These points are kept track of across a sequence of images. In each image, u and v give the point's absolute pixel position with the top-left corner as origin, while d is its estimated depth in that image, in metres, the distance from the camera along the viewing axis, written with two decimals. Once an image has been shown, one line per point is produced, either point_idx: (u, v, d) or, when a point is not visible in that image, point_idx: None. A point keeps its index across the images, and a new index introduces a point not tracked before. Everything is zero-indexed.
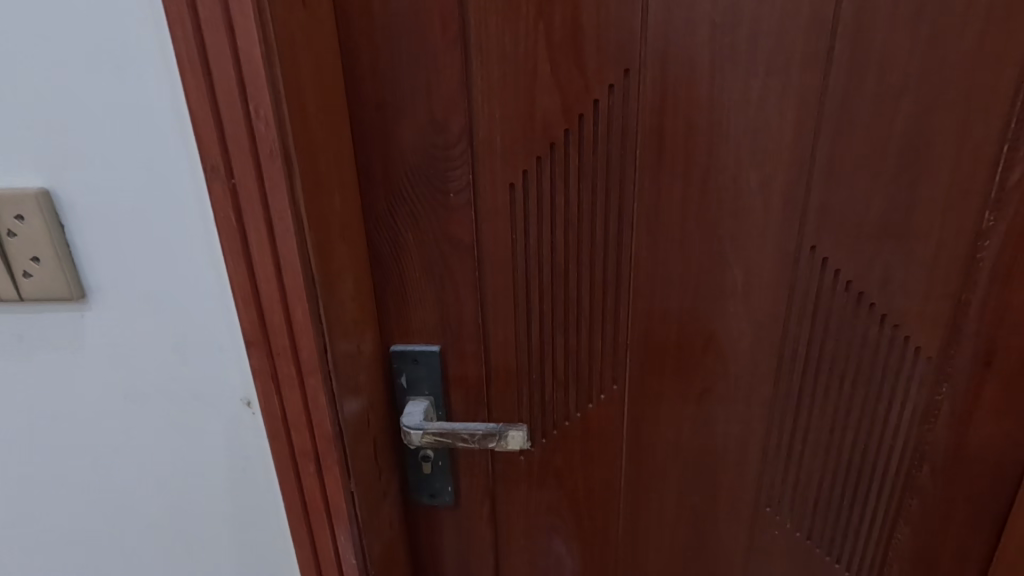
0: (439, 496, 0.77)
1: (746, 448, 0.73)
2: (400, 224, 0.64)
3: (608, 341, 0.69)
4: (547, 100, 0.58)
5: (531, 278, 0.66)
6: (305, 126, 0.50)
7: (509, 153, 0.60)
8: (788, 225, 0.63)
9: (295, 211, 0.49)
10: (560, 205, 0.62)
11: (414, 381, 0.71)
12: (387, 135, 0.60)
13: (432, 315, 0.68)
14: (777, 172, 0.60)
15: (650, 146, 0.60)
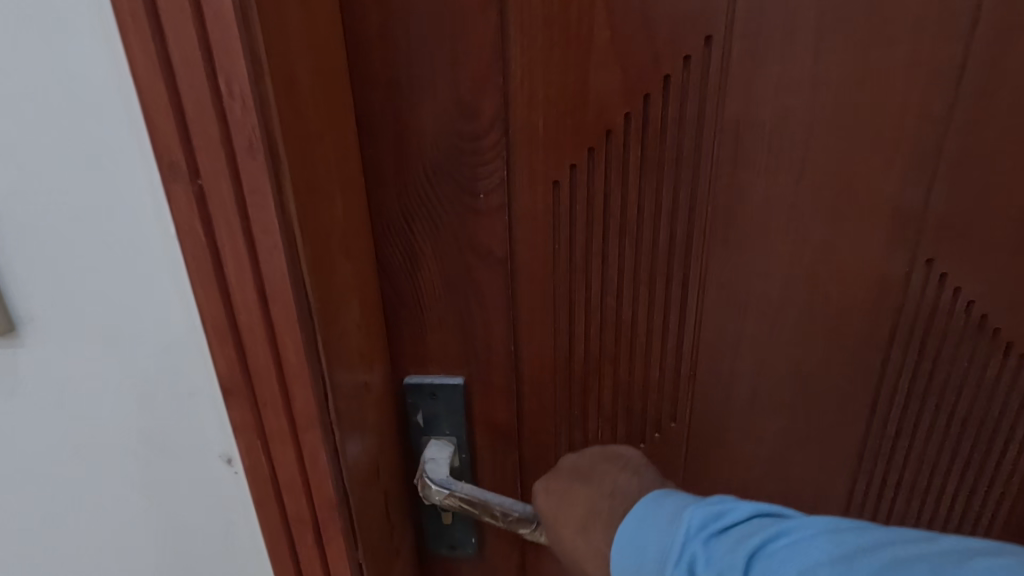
0: (460, 548, 0.66)
1: (826, 493, 0.62)
2: (417, 232, 0.52)
3: (667, 370, 0.57)
4: (603, 76, 0.46)
5: (576, 298, 0.54)
6: (297, 107, 0.38)
7: (553, 145, 0.48)
8: (900, 233, 0.50)
9: (284, 221, 0.37)
10: (615, 208, 0.50)
11: (432, 419, 0.58)
12: (401, 121, 0.48)
13: (455, 342, 0.56)
14: (892, 166, 0.48)
15: (730, 134, 0.48)
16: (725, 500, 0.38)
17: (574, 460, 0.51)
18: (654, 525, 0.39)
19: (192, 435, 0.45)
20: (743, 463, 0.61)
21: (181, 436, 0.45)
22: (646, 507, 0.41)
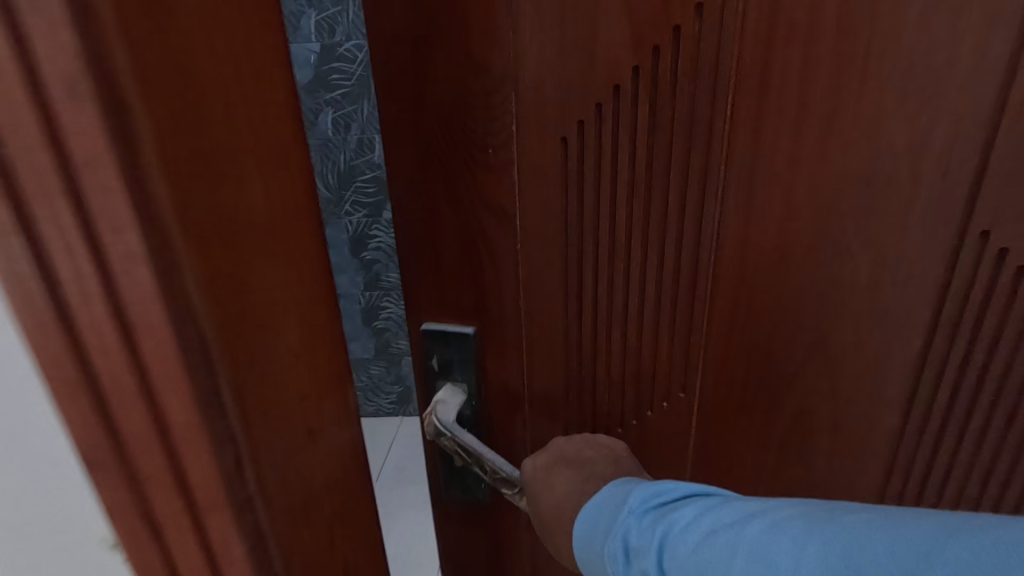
0: (472, 492, 0.67)
1: (858, 478, 0.59)
2: (431, 184, 0.53)
3: (676, 338, 0.56)
4: (610, 30, 0.45)
5: (587, 256, 0.54)
6: (174, 46, 0.28)
7: (561, 101, 0.48)
8: (946, 199, 0.46)
9: (143, 214, 0.27)
10: (624, 167, 0.50)
11: (448, 363, 0.60)
12: (413, 77, 0.50)
13: (466, 295, 0.57)
14: (933, 124, 0.44)
15: (747, 88, 0.46)
16: (664, 481, 0.41)
17: (564, 445, 0.54)
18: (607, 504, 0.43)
19: (46, 485, 0.37)
20: (762, 443, 0.59)
21: (35, 485, 0.37)
22: (607, 494, 0.44)
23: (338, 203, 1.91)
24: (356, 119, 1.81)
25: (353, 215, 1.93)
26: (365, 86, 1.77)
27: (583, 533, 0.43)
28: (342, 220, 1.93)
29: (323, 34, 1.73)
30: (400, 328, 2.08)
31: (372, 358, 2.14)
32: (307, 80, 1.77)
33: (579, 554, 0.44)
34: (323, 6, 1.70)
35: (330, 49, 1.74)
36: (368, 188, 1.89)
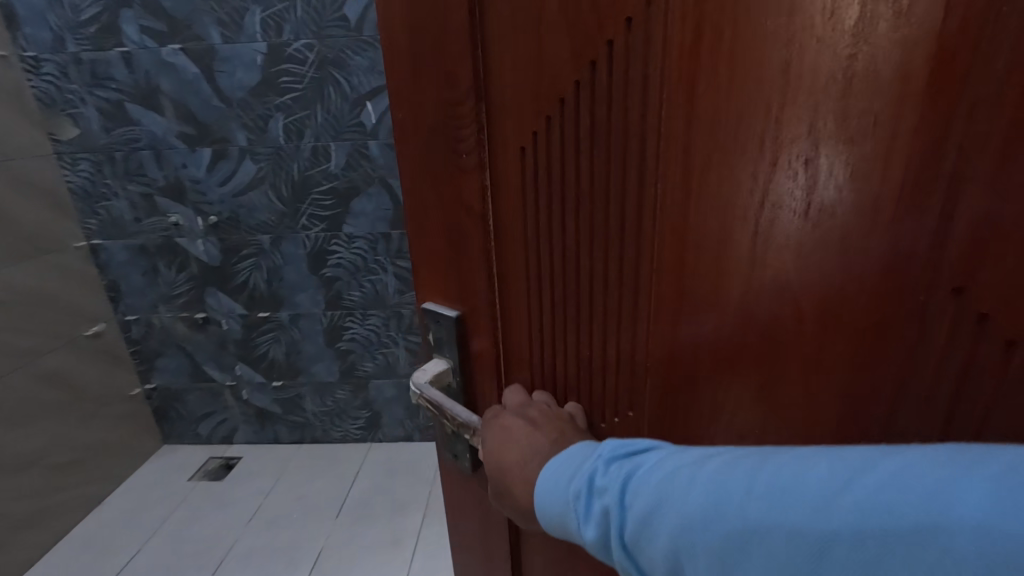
0: (459, 460, 0.63)
1: None
2: (419, 175, 0.52)
3: (626, 350, 0.48)
4: (554, 47, 0.40)
5: (540, 252, 0.49)
6: None
7: (516, 111, 0.45)
8: (912, 254, 0.30)
9: None
10: (556, 164, 0.45)
11: (440, 341, 0.59)
12: (408, 90, 0.49)
13: (449, 280, 0.55)
14: (888, 131, 0.29)
15: (675, 100, 0.36)
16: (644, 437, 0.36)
17: (531, 413, 0.50)
18: (574, 457, 0.38)
19: None
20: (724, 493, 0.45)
21: None
22: (578, 449, 0.39)
23: (293, 216, 1.74)
24: (309, 125, 1.61)
25: (310, 230, 1.75)
26: (316, 91, 1.56)
27: (542, 491, 0.38)
28: (299, 234, 1.76)
29: (269, 33, 1.51)
30: (366, 349, 1.93)
31: (337, 381, 2.01)
32: (254, 83, 1.58)
33: (538, 499, 0.39)
34: (267, 2, 1.48)
35: (277, 51, 1.53)
36: (325, 200, 1.70)
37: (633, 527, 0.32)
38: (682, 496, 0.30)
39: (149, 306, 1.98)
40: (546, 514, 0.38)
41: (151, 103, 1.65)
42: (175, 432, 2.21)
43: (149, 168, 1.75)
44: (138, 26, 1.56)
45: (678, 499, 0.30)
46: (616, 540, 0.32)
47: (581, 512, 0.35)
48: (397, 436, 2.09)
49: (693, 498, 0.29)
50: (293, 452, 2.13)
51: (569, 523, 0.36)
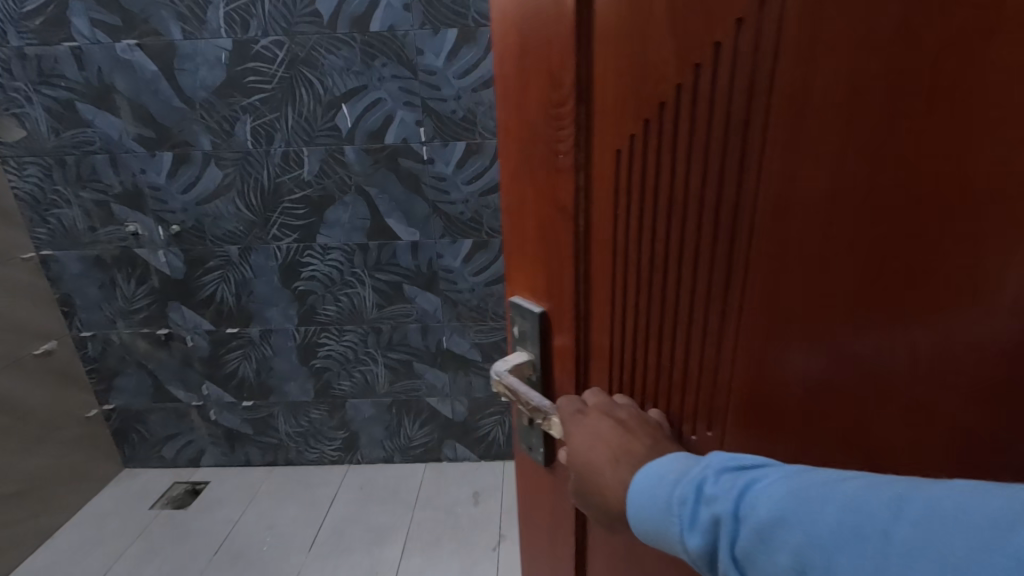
0: (532, 452, 0.59)
1: None
2: (517, 166, 0.47)
3: (702, 372, 0.41)
4: (659, 45, 0.34)
5: (619, 265, 0.43)
6: None
7: (609, 114, 0.39)
8: None
9: None
10: (648, 170, 0.38)
11: (524, 334, 0.53)
12: (512, 87, 0.45)
13: (539, 276, 0.49)
14: None
15: (780, 110, 0.30)
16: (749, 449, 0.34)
17: (621, 414, 0.43)
18: (673, 463, 0.36)
19: None
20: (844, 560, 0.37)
21: None
22: (675, 456, 0.37)
23: (264, 225, 1.62)
24: (279, 129, 1.49)
25: (282, 240, 1.63)
26: (286, 92, 1.45)
27: (635, 496, 0.36)
28: (270, 245, 1.64)
29: (234, 29, 1.40)
30: (343, 366, 1.82)
31: (312, 401, 1.89)
32: (219, 83, 1.46)
33: (630, 504, 0.37)
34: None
35: (242, 48, 1.41)
36: (298, 209, 1.58)
37: (749, 538, 0.30)
38: (813, 516, 0.28)
39: (106, 322, 1.83)
40: (641, 521, 0.36)
41: (105, 103, 1.52)
42: (137, 455, 2.06)
43: (103, 173, 1.61)
44: (89, 19, 1.43)
45: (808, 517, 0.28)
46: (727, 549, 0.31)
47: (685, 519, 0.33)
48: (376, 457, 1.97)
49: (826, 517, 0.28)
50: (265, 475, 2.00)
51: (669, 533, 0.34)
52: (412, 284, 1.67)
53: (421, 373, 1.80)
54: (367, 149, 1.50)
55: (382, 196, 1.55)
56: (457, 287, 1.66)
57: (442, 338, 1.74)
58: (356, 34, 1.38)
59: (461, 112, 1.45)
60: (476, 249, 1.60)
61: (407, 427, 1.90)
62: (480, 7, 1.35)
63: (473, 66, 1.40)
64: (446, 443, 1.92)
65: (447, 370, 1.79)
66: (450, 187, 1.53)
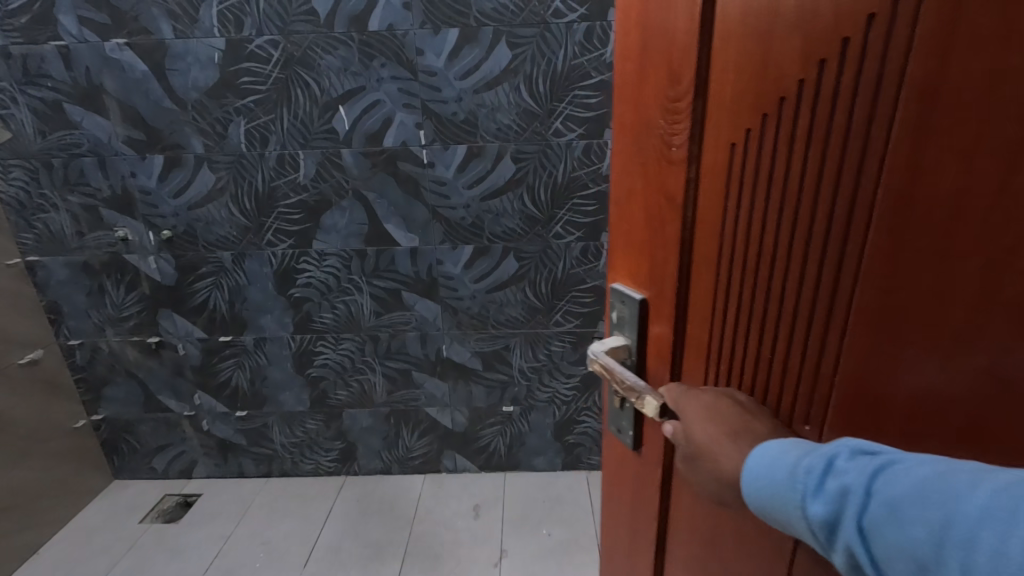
0: (622, 434, 0.63)
1: None
2: (633, 158, 0.52)
3: (804, 366, 0.40)
4: (783, 48, 0.36)
5: (725, 251, 0.45)
6: None
7: (730, 107, 0.41)
8: None
9: None
10: (762, 159, 0.40)
11: (622, 319, 0.57)
12: (634, 87, 0.50)
13: (644, 263, 0.53)
14: None
15: (915, 105, 0.30)
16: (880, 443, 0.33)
17: (740, 397, 0.45)
18: (801, 447, 0.36)
19: None
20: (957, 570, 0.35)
21: None
22: (801, 443, 0.36)
23: (258, 231, 1.57)
24: (274, 132, 1.44)
25: (277, 246, 1.58)
26: (281, 92, 1.40)
27: (754, 469, 0.37)
28: (264, 251, 1.59)
29: (227, 28, 1.35)
30: (339, 376, 1.76)
31: (308, 410, 1.83)
32: (211, 83, 1.41)
33: (750, 475, 0.38)
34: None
35: (236, 47, 1.36)
36: (293, 214, 1.53)
37: (876, 513, 0.29)
38: (951, 496, 0.27)
39: (95, 329, 1.77)
40: (755, 486, 0.37)
41: (93, 104, 1.46)
42: (126, 466, 2.00)
43: (92, 176, 1.55)
44: (77, 17, 1.37)
45: (946, 494, 0.27)
46: (852, 522, 0.30)
47: (809, 492, 0.33)
48: (373, 468, 1.92)
49: (965, 498, 0.27)
50: (259, 487, 1.94)
51: (791, 506, 0.34)
52: (411, 291, 1.62)
53: (420, 383, 1.75)
54: (365, 152, 1.45)
55: (380, 201, 1.51)
56: (457, 294, 1.61)
57: (441, 346, 1.69)
58: (354, 33, 1.34)
59: (463, 114, 1.40)
60: (476, 255, 1.56)
61: (406, 437, 1.85)
62: (482, 6, 1.31)
63: (474, 66, 1.36)
64: (445, 454, 1.87)
65: (447, 379, 1.74)
66: (450, 192, 1.49)
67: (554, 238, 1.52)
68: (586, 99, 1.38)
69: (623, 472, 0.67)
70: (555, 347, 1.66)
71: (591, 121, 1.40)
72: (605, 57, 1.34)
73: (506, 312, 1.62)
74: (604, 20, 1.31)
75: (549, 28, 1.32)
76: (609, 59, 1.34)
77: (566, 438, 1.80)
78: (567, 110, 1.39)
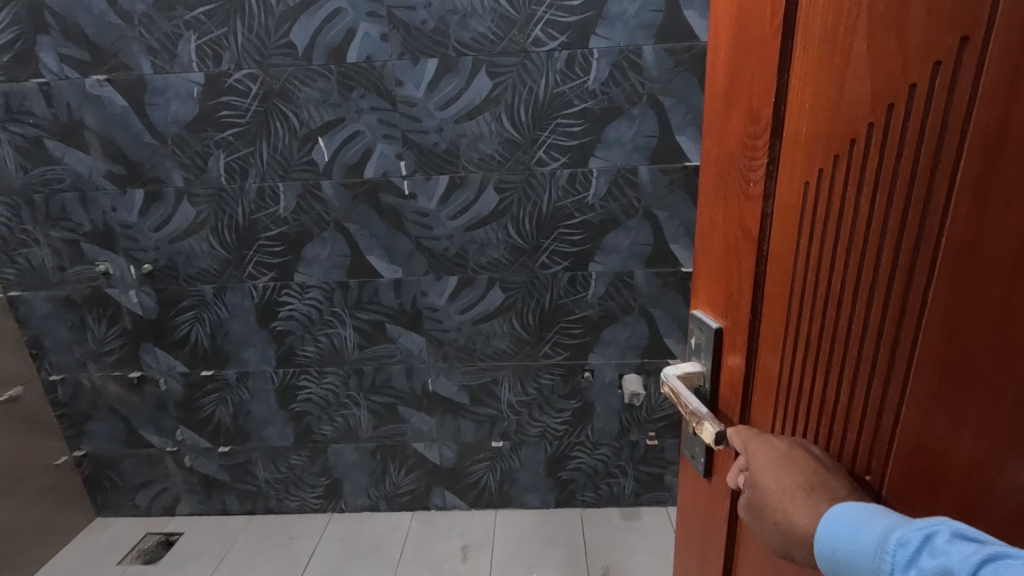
0: (695, 460, 0.59)
1: None
2: (713, 189, 0.50)
3: (869, 410, 0.38)
4: (855, 87, 0.35)
5: (796, 288, 0.43)
6: None
7: (805, 147, 0.39)
8: None
9: None
10: (833, 199, 0.38)
11: (700, 346, 0.55)
12: (718, 119, 0.48)
13: (721, 292, 0.52)
14: None
15: (978, 152, 0.29)
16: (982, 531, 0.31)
17: (815, 450, 0.42)
18: (889, 517, 0.34)
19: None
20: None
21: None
22: (888, 512, 0.35)
23: (239, 264, 1.54)
24: (254, 164, 1.42)
25: (258, 278, 1.55)
26: (260, 125, 1.38)
27: (836, 533, 0.36)
28: (246, 284, 1.56)
29: (205, 63, 1.34)
30: (323, 411, 1.71)
31: (293, 446, 1.78)
32: (191, 117, 1.39)
33: (829, 535, 0.36)
34: (203, 28, 1.31)
35: (216, 82, 1.35)
36: (274, 246, 1.50)
37: None
38: None
39: (77, 364, 1.73)
40: (831, 547, 0.36)
41: (73, 139, 1.45)
42: (109, 504, 1.94)
43: (73, 212, 1.53)
44: (57, 54, 1.37)
45: None
46: None
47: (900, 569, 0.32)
48: (360, 506, 1.85)
49: None
50: (243, 526, 1.87)
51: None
52: (395, 323, 1.57)
53: (406, 417, 1.69)
54: (346, 184, 1.43)
55: (362, 233, 1.48)
56: (443, 326, 1.56)
57: (427, 380, 1.63)
58: (333, 66, 1.33)
59: (444, 144, 1.38)
60: (461, 286, 1.51)
61: (393, 473, 1.78)
62: (461, 36, 1.29)
63: (454, 96, 1.33)
64: (433, 491, 1.79)
65: (433, 414, 1.68)
66: (433, 223, 1.45)
67: (541, 268, 1.48)
68: (569, 128, 1.35)
69: (694, 507, 0.63)
70: (544, 380, 1.60)
71: (575, 149, 1.36)
72: (587, 85, 1.31)
73: (493, 344, 1.57)
74: (585, 47, 1.28)
75: (529, 57, 1.30)
76: (591, 87, 1.31)
77: (559, 474, 1.73)
78: (551, 139, 1.36)
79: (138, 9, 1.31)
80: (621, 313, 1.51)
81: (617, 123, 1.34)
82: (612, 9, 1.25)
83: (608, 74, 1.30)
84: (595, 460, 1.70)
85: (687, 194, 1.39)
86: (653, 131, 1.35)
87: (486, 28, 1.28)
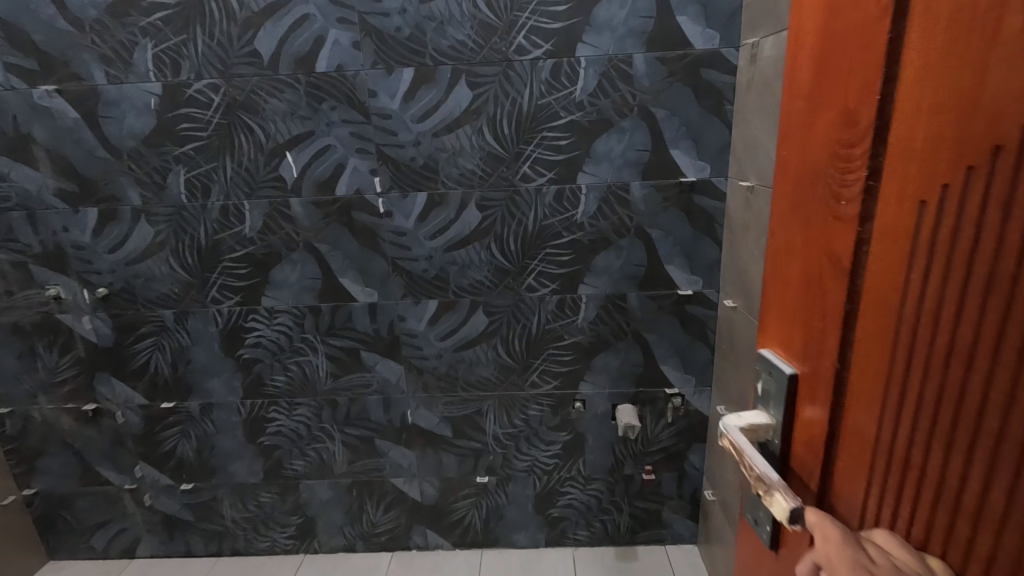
0: (758, 528, 0.47)
1: None
2: (791, 205, 0.40)
3: (1009, 518, 0.26)
4: (1005, 74, 0.24)
5: (901, 336, 0.31)
6: None
7: (922, 157, 0.28)
8: None
9: None
10: (963, 224, 0.26)
11: (769, 394, 0.44)
12: (799, 122, 0.38)
13: (798, 331, 0.40)
14: None
15: None
16: None
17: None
18: None
19: None
20: None
21: None
22: None
23: (202, 287, 1.42)
24: (216, 181, 1.32)
25: (223, 302, 1.44)
26: (223, 139, 1.29)
27: None
28: (209, 309, 1.45)
29: (164, 73, 1.25)
30: (294, 445, 1.59)
31: (262, 482, 1.64)
32: (148, 131, 1.29)
33: None
34: (160, 35, 1.22)
35: (174, 92, 1.26)
36: (239, 269, 1.40)
37: None
38: None
39: (26, 397, 1.59)
40: None
41: (20, 154, 1.34)
42: (62, 546, 1.79)
43: (21, 232, 1.41)
44: (2, 63, 1.26)
45: None
46: None
47: None
48: (335, 546, 1.71)
49: None
50: (208, 569, 1.72)
51: None
52: (371, 350, 1.46)
53: (384, 451, 1.57)
54: (316, 202, 1.33)
55: (334, 254, 1.37)
56: (422, 353, 1.45)
57: (406, 411, 1.52)
58: (300, 75, 1.24)
59: (421, 159, 1.28)
60: (442, 311, 1.41)
61: (370, 511, 1.65)
62: (438, 44, 1.21)
63: (432, 108, 1.25)
64: (414, 529, 1.67)
65: (413, 447, 1.56)
66: (411, 243, 1.35)
67: (527, 291, 1.38)
68: (555, 141, 1.26)
69: None
70: (532, 411, 1.49)
71: (562, 164, 1.28)
72: (574, 96, 1.23)
73: (476, 372, 1.47)
74: (571, 55, 1.20)
75: (512, 66, 1.21)
76: (578, 98, 1.23)
77: (549, 511, 1.61)
78: (536, 153, 1.27)
79: (90, 15, 1.22)
80: (613, 339, 1.41)
81: (606, 136, 1.26)
82: (600, 15, 1.18)
83: (596, 84, 1.22)
84: (587, 496, 1.58)
85: (682, 212, 1.31)
86: (645, 145, 1.26)
87: (465, 35, 1.20)
